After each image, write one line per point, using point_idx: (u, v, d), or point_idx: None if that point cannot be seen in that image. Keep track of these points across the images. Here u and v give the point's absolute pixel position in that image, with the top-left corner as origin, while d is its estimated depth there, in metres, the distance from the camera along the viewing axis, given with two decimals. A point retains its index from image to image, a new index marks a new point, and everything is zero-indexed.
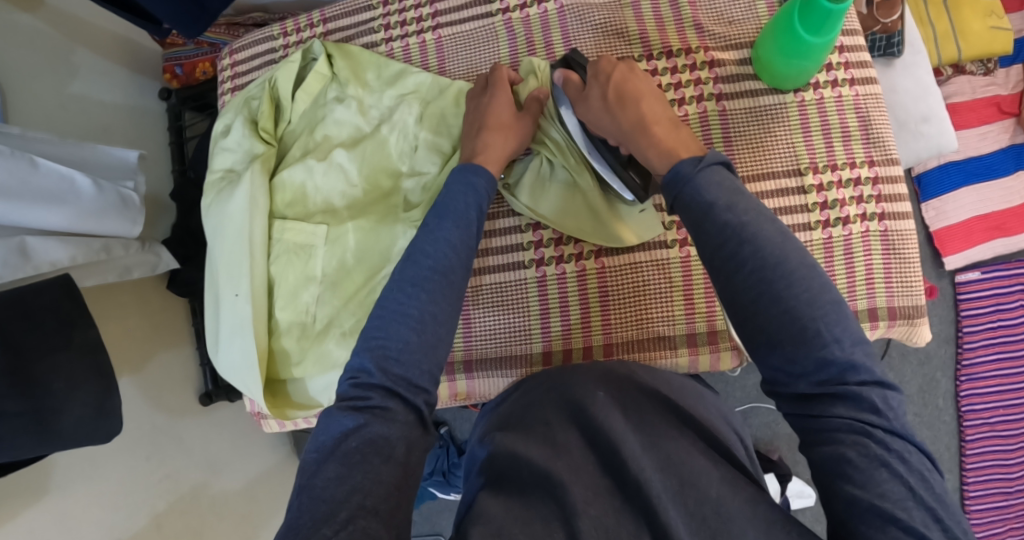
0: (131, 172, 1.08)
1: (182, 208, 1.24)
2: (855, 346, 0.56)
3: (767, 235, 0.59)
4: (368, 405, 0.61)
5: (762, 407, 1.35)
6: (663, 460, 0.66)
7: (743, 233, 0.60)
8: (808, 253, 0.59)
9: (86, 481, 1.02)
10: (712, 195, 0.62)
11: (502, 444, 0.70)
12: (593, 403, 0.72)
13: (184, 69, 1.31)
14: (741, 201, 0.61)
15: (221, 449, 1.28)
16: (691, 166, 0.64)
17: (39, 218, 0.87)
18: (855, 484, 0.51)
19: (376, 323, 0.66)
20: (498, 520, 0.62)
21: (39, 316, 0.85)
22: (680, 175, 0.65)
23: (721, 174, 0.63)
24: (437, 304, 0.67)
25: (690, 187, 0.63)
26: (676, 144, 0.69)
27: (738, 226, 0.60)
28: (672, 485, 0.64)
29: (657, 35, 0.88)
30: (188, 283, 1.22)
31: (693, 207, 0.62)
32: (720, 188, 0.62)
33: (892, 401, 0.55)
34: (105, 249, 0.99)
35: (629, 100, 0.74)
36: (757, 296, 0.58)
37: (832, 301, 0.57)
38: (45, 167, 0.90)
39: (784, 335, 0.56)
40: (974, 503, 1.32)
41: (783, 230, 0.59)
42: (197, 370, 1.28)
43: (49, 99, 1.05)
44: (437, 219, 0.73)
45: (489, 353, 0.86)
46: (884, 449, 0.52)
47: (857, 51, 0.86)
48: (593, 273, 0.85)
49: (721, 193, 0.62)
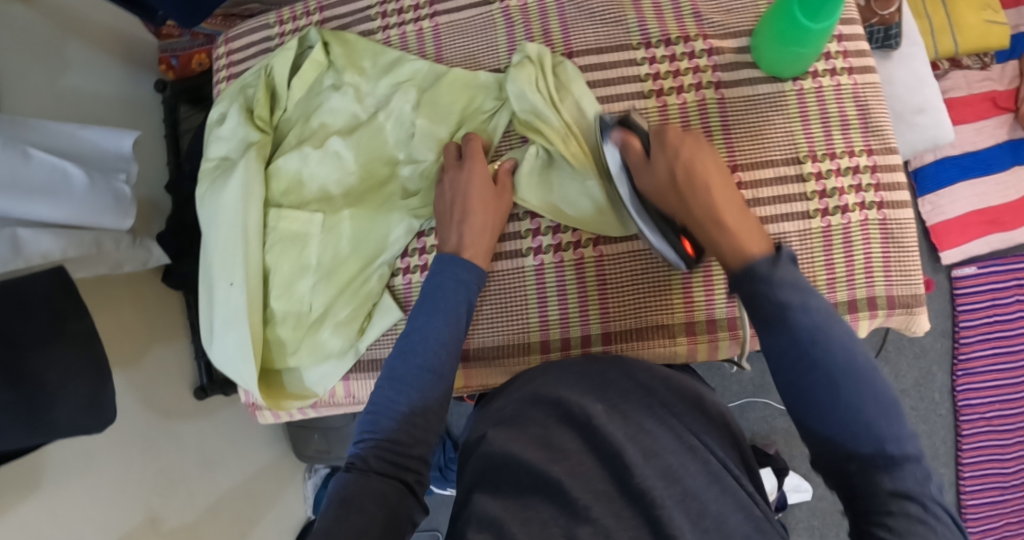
0: (124, 163, 1.04)
1: (177, 201, 1.23)
2: (913, 440, 0.57)
3: (836, 336, 0.60)
4: (362, 469, 0.66)
5: (759, 401, 1.35)
6: (663, 469, 0.65)
7: (816, 335, 0.60)
8: (872, 358, 0.60)
9: (81, 475, 1.01)
10: (785, 294, 0.61)
11: (497, 443, 0.69)
12: (594, 412, 0.69)
13: (180, 61, 1.31)
14: (815, 301, 0.61)
15: (216, 444, 1.27)
16: (769, 264, 0.62)
17: (30, 209, 0.86)
18: (892, 533, 0.54)
19: (369, 416, 0.71)
20: (496, 521, 0.62)
21: (32, 309, 0.84)
22: (754, 273, 0.63)
23: (796, 274, 0.62)
24: (423, 398, 0.71)
25: (765, 285, 0.62)
26: (745, 238, 0.67)
27: (812, 331, 0.60)
28: (675, 494, 0.64)
29: (655, 23, 0.87)
30: (183, 277, 1.21)
31: (765, 306, 0.61)
32: (796, 289, 0.61)
33: (933, 478, 0.57)
34: (96, 243, 0.98)
35: (697, 183, 0.71)
36: (816, 383, 0.59)
37: (892, 406, 0.58)
38: (37, 159, 0.89)
39: (847, 429, 0.57)
40: (969, 497, 1.33)
41: (852, 336, 0.60)
42: (192, 364, 1.27)
43: (42, 91, 1.04)
44: (426, 312, 0.76)
45: (486, 342, 0.86)
46: (926, 514, 0.54)
47: (855, 40, 0.86)
48: (591, 261, 0.84)
49: (794, 292, 0.61)
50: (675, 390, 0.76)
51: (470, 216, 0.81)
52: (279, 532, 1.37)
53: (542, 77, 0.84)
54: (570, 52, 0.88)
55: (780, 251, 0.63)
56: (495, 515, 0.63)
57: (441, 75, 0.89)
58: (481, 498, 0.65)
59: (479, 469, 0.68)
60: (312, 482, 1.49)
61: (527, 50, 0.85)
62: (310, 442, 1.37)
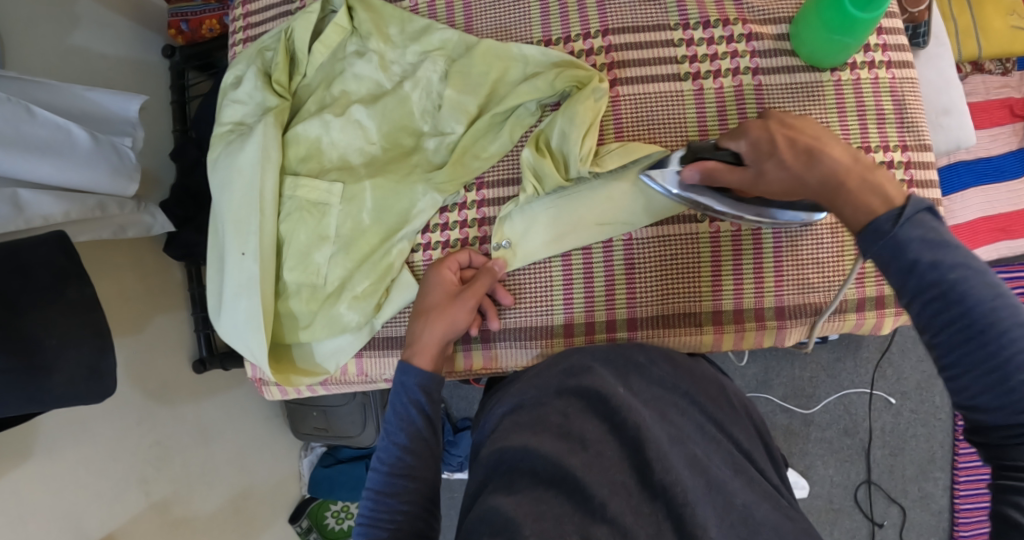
0: (131, 126, 1.00)
1: (182, 168, 1.19)
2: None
3: (977, 291, 0.51)
4: None
5: (762, 397, 1.35)
6: (689, 458, 0.62)
7: (951, 291, 0.52)
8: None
9: (76, 445, 0.97)
10: (914, 251, 0.53)
11: (514, 440, 0.64)
12: (614, 393, 0.66)
13: (190, 26, 1.26)
14: (950, 250, 0.52)
15: (213, 418, 1.24)
16: (890, 226, 0.54)
17: (32, 168, 0.82)
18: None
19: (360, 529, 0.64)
20: (512, 522, 0.56)
21: (33, 271, 0.80)
22: (877, 231, 0.55)
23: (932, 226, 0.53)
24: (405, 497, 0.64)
25: (889, 249, 0.54)
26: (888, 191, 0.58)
27: (947, 284, 0.52)
28: (701, 486, 0.59)
29: (695, 6, 0.85)
30: (186, 246, 1.16)
31: (896, 267, 0.54)
32: (924, 238, 0.53)
33: None
34: (100, 206, 0.93)
35: (810, 146, 0.64)
36: (955, 352, 0.52)
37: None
38: (43, 117, 0.85)
39: (989, 395, 0.51)
40: (963, 502, 1.28)
41: (995, 285, 0.51)
42: (191, 336, 1.23)
43: (50, 49, 0.99)
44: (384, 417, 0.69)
45: (508, 322, 0.85)
46: None
47: (895, 34, 0.84)
48: (619, 245, 0.82)
49: (925, 248, 0.53)
50: (700, 385, 0.73)
51: (417, 317, 0.76)
52: (273, 510, 1.36)
53: (591, 123, 0.81)
54: (606, 29, 0.86)
55: (910, 204, 0.54)
56: (510, 515, 0.57)
57: (470, 47, 0.86)
58: (497, 497, 0.59)
59: (493, 463, 0.64)
60: (309, 460, 1.46)
61: (592, 77, 0.82)
62: (308, 419, 1.35)
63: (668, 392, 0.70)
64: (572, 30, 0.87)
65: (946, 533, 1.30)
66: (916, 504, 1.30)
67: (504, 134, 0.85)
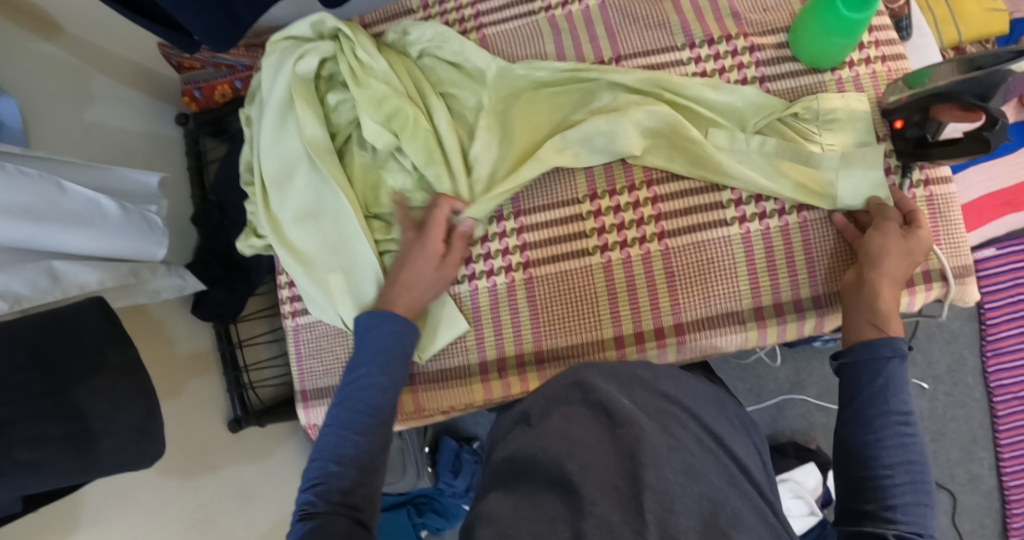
0: (154, 198, 1.02)
1: (206, 231, 1.23)
2: (904, 466, 0.66)
3: (887, 405, 0.70)
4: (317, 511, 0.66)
5: (794, 399, 1.36)
6: (687, 467, 0.58)
7: (888, 419, 0.69)
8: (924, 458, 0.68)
9: (120, 514, 0.98)
10: (875, 387, 0.71)
11: (525, 447, 0.62)
12: (621, 406, 0.62)
13: (203, 93, 1.28)
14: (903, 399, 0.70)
15: (252, 478, 1.27)
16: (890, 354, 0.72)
17: (64, 242, 0.82)
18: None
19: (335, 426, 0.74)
20: (505, 522, 0.55)
21: (80, 336, 0.82)
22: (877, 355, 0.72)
23: (886, 367, 0.71)
24: None
25: (876, 369, 0.72)
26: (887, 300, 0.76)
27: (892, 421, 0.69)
28: (693, 496, 0.56)
29: (697, 25, 0.91)
30: (216, 306, 1.18)
31: (862, 379, 0.72)
32: (883, 382, 0.71)
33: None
34: (133, 273, 0.95)
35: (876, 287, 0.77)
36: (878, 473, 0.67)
37: (908, 443, 0.68)
38: (73, 191, 0.85)
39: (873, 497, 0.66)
40: (1012, 479, 1.30)
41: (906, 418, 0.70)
42: (226, 396, 1.25)
43: (70, 126, 1.03)
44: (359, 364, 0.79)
45: (560, 342, 0.87)
46: None
47: (885, 30, 0.90)
48: (657, 255, 0.86)
49: (894, 394, 0.70)
50: (698, 401, 0.70)
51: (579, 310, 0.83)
52: None
53: None
54: (618, 56, 0.91)
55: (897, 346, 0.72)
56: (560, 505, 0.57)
57: (521, 73, 0.91)
58: None
59: (502, 470, 0.62)
60: None
61: None
62: None
63: (668, 403, 0.67)
64: (585, 60, 0.92)
65: (999, 513, 1.31)
66: (965, 487, 1.31)
67: (512, 148, 0.89)
